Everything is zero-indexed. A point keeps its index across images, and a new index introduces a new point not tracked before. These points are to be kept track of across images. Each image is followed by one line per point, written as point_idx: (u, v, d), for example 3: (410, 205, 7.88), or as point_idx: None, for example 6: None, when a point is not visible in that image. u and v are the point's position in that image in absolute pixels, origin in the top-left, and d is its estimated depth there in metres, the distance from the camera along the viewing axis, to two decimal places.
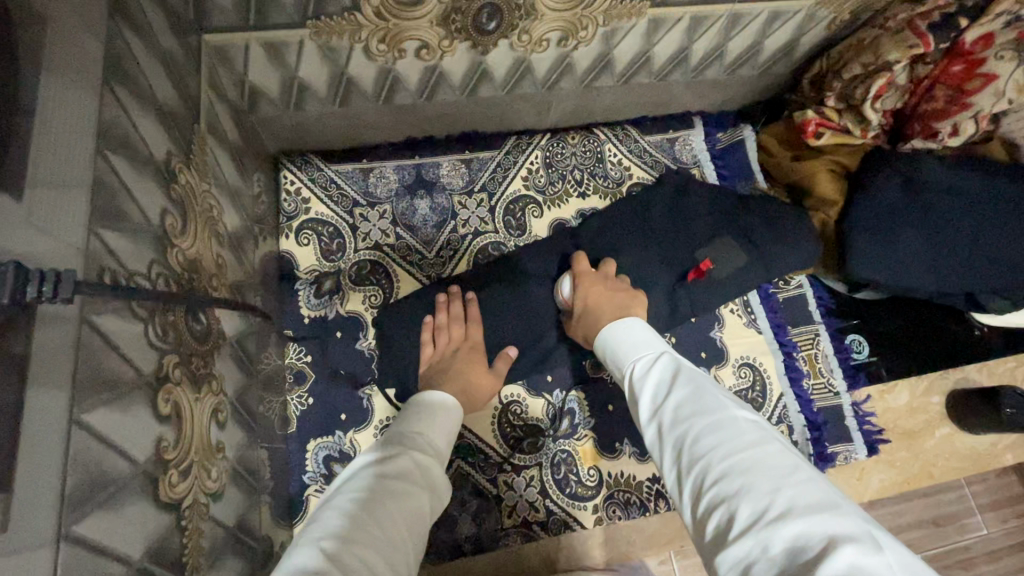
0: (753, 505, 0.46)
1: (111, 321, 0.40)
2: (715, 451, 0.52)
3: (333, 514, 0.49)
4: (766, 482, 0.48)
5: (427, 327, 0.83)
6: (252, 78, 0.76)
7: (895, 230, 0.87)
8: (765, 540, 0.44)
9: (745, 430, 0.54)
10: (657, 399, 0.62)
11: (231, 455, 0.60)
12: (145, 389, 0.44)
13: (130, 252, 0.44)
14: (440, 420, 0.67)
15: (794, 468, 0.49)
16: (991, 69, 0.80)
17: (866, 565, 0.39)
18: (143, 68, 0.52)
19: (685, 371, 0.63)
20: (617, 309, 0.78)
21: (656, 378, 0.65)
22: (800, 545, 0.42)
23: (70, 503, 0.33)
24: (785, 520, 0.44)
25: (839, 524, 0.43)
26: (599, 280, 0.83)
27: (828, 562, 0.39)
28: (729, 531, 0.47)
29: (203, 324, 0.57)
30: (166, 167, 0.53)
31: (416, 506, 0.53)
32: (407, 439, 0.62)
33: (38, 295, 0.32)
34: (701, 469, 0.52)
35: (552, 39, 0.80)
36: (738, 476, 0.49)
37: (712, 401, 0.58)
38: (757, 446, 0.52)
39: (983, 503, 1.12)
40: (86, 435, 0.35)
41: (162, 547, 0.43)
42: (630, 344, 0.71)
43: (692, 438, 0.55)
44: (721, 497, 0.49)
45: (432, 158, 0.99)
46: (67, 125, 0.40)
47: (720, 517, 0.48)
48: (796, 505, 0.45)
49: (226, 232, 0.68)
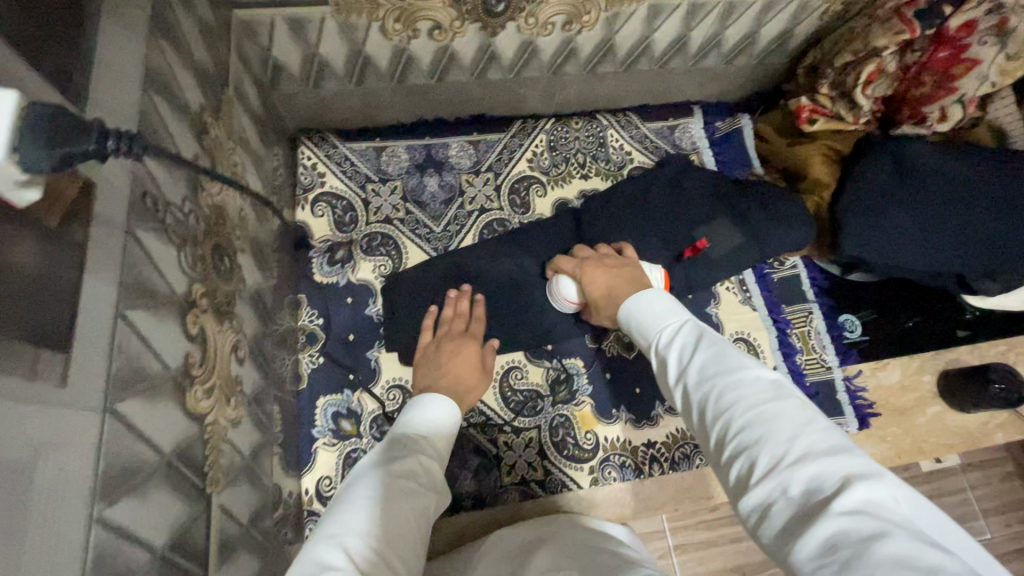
0: (773, 450, 0.43)
1: (151, 238, 0.44)
2: (735, 400, 0.48)
3: (343, 509, 0.47)
4: (786, 429, 0.44)
5: (431, 317, 0.85)
6: (276, 54, 0.81)
7: (886, 209, 0.89)
8: (784, 481, 0.42)
9: (767, 380, 0.49)
10: (676, 355, 0.56)
11: (248, 392, 0.64)
12: (176, 307, 0.48)
13: (168, 182, 0.48)
14: (448, 413, 0.63)
15: (815, 415, 0.46)
16: (975, 54, 0.85)
17: (879, 501, 0.39)
18: (182, 27, 0.57)
19: (706, 328, 0.57)
20: (631, 280, 0.76)
21: (675, 335, 0.59)
22: (819, 484, 0.40)
23: (115, 383, 0.38)
24: (805, 463, 0.42)
25: (857, 465, 0.41)
26: (596, 262, 0.82)
27: (846, 499, 0.38)
28: (749, 477, 0.44)
29: (227, 265, 0.61)
30: (198, 118, 0.58)
31: (427, 505, 0.51)
32: (413, 435, 0.58)
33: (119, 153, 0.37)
34: (720, 420, 0.48)
35: (557, 23, 0.85)
36: (759, 424, 0.45)
37: (733, 352, 0.53)
38: (777, 395, 0.47)
39: (976, 485, 1.14)
40: (129, 329, 0.40)
41: (188, 451, 0.47)
42: (646, 306, 0.64)
43: (711, 389, 0.50)
44: (741, 445, 0.46)
45: (442, 139, 1.04)
46: (119, 62, 0.44)
47: (739, 464, 0.45)
48: (816, 449, 0.43)
49: (249, 191, 0.73)
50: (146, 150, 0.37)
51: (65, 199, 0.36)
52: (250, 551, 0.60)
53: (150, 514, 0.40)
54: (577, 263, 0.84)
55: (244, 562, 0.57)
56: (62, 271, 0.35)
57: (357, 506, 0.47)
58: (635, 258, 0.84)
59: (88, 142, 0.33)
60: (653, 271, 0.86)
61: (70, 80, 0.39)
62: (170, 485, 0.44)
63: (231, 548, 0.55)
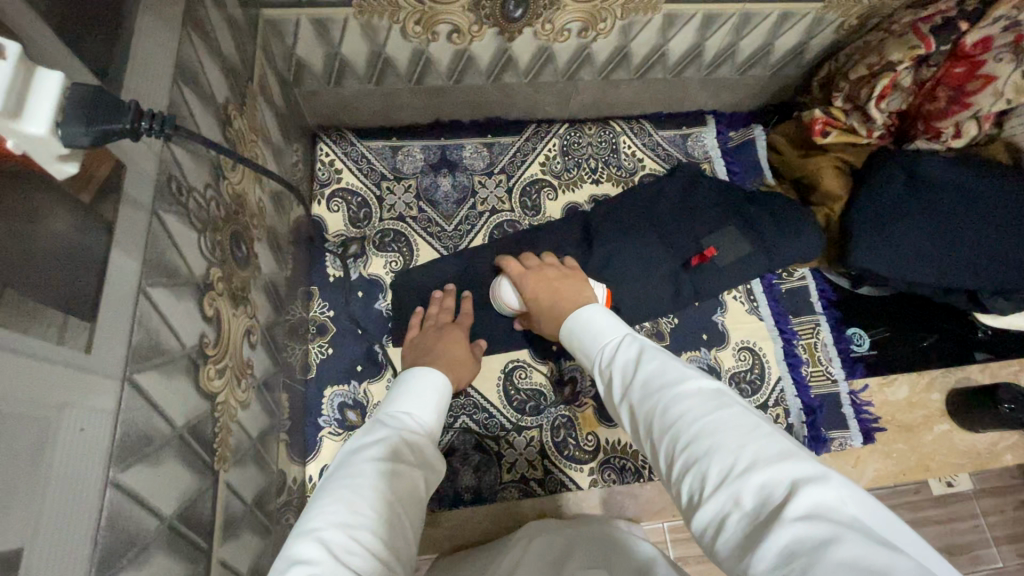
0: (722, 463, 0.41)
1: (174, 221, 0.47)
2: (681, 414, 0.47)
3: (324, 505, 0.46)
4: (733, 439, 0.42)
5: (418, 317, 0.88)
6: (300, 52, 0.84)
7: (891, 225, 0.88)
8: (736, 492, 0.39)
9: (712, 392, 0.48)
10: (621, 374, 0.55)
11: (258, 376, 0.66)
12: (196, 288, 0.50)
13: (191, 168, 0.51)
14: (430, 393, 0.63)
15: (760, 421, 0.45)
16: (990, 70, 0.85)
17: (827, 502, 0.36)
18: (212, 22, 0.59)
19: (649, 344, 0.57)
20: (574, 293, 0.74)
21: (618, 354, 0.57)
22: (770, 492, 0.38)
23: (135, 355, 0.40)
24: (754, 470, 0.40)
25: (805, 469, 0.39)
26: (538, 275, 0.80)
27: (796, 504, 0.36)
28: (702, 492, 0.42)
29: (244, 252, 0.63)
30: (224, 110, 0.60)
31: (409, 487, 0.51)
32: (392, 418, 0.58)
33: (147, 129, 0.37)
34: (667, 435, 0.46)
35: (573, 29, 0.87)
36: (706, 435, 0.44)
37: (677, 367, 0.52)
38: (720, 405, 0.46)
39: (988, 508, 1.12)
40: (149, 305, 0.42)
41: (199, 427, 0.49)
42: (592, 327, 0.64)
43: (657, 404, 0.49)
44: (690, 460, 0.43)
45: (457, 141, 1.06)
46: (153, 52, 0.47)
47: (691, 479, 0.43)
48: (765, 455, 0.41)
49: (269, 182, 0.75)
50: (174, 133, 0.39)
51: (94, 179, 0.38)
52: (253, 531, 0.62)
53: (160, 483, 0.42)
54: (524, 271, 0.83)
55: (247, 540, 0.59)
56: (95, 245, 0.38)
57: (347, 500, 0.46)
58: (577, 269, 0.83)
59: (125, 121, 0.35)
60: (594, 287, 0.83)
61: (109, 70, 0.41)
62: (182, 457, 0.45)
63: (235, 525, 0.56)
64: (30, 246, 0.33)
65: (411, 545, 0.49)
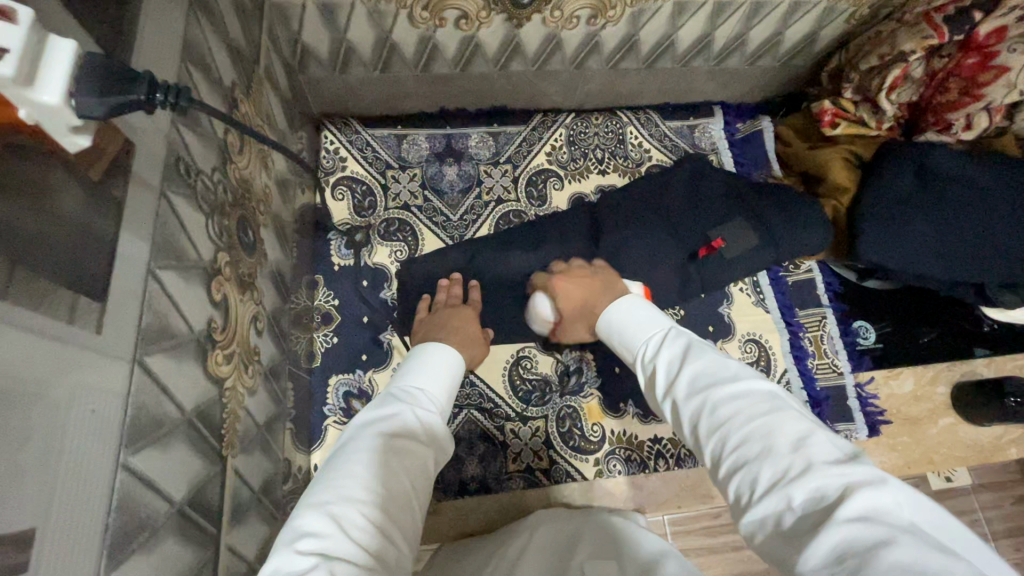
0: (776, 464, 0.41)
1: (183, 204, 0.46)
2: (732, 414, 0.46)
3: (337, 476, 0.45)
4: (788, 441, 0.42)
5: (426, 304, 0.87)
6: (305, 38, 0.83)
7: (902, 217, 0.87)
8: (786, 493, 0.39)
9: (765, 392, 0.47)
10: (666, 370, 0.55)
11: (265, 362, 0.65)
12: (204, 272, 0.49)
13: (200, 152, 0.50)
14: (442, 369, 0.63)
15: (813, 422, 0.44)
16: (1003, 62, 0.84)
17: (884, 506, 0.36)
18: (218, 3, 0.58)
19: (696, 339, 0.56)
20: (604, 287, 0.75)
21: (663, 349, 0.57)
22: (821, 491, 0.38)
23: (145, 337, 0.40)
24: (808, 473, 0.39)
25: (859, 473, 0.38)
26: (566, 275, 0.80)
27: (851, 506, 0.36)
28: (751, 493, 0.41)
29: (252, 238, 0.63)
30: (231, 92, 0.60)
31: (421, 464, 0.51)
32: (404, 393, 0.58)
33: (162, 101, 0.37)
34: (715, 434, 0.46)
35: (582, 16, 0.86)
36: (759, 435, 0.43)
37: (726, 365, 0.51)
38: (772, 407, 0.45)
39: (988, 502, 1.13)
40: (159, 287, 0.41)
41: (207, 413, 0.48)
42: (634, 322, 0.63)
43: (705, 402, 0.48)
44: (742, 460, 0.43)
45: (462, 129, 1.05)
46: (161, 30, 0.46)
47: (740, 480, 0.42)
48: (819, 457, 0.40)
49: (275, 170, 0.75)
50: (190, 105, 0.39)
51: (105, 157, 0.37)
52: (260, 517, 0.61)
53: (171, 466, 0.42)
54: (549, 276, 0.84)
55: (254, 527, 0.59)
56: (103, 224, 0.37)
57: (352, 472, 0.46)
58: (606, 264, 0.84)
59: (138, 94, 0.34)
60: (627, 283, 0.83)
61: (118, 48, 0.41)
62: (191, 443, 0.45)
63: (243, 512, 0.56)
64: (41, 225, 0.32)
65: (419, 521, 0.49)
